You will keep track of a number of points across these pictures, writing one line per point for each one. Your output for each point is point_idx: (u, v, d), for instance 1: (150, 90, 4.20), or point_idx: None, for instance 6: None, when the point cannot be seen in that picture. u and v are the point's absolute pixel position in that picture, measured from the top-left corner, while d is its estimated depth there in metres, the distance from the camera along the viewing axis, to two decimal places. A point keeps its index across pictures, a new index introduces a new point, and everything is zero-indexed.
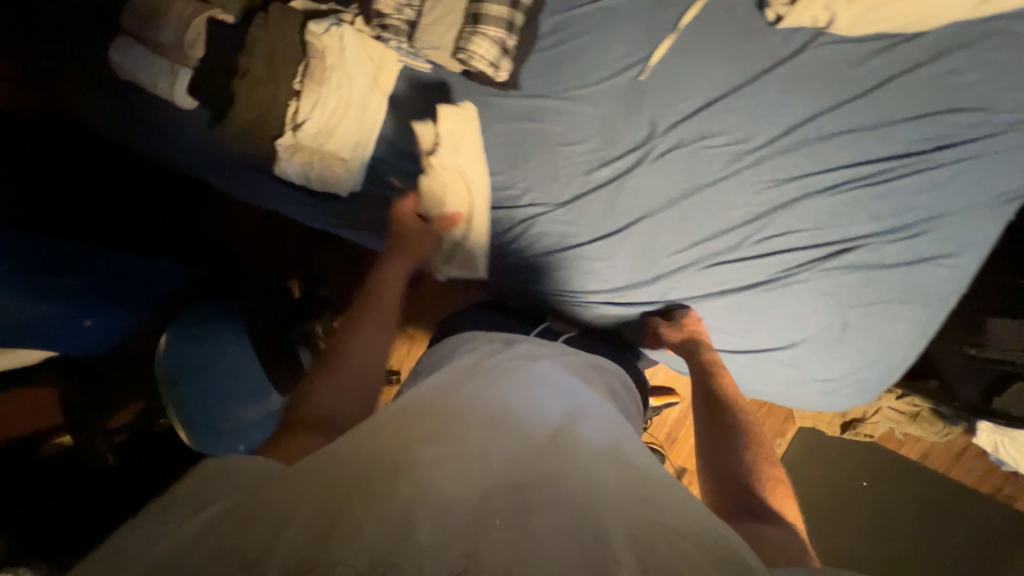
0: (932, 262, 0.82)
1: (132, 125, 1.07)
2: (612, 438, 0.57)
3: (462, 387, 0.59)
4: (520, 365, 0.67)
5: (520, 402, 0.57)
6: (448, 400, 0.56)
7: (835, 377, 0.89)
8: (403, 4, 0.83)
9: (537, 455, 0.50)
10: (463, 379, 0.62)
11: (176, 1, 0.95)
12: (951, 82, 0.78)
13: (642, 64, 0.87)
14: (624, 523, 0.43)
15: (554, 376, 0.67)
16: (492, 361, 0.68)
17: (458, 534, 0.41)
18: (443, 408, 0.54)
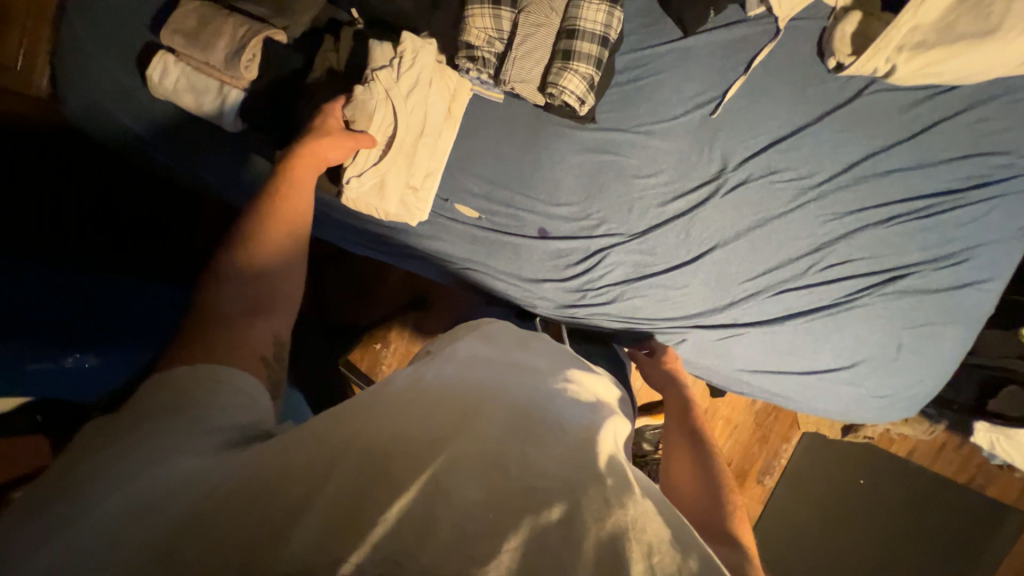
0: (972, 287, 0.92)
1: (163, 147, 0.98)
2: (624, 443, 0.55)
3: (492, 376, 0.57)
4: (547, 364, 0.65)
5: (540, 396, 0.54)
6: (476, 386, 0.53)
7: (890, 393, 0.96)
8: (494, 38, 0.83)
9: (551, 445, 0.46)
10: (490, 367, 0.60)
11: (227, 17, 0.88)
12: (984, 128, 0.89)
13: (715, 102, 0.92)
14: (641, 542, 0.40)
15: (572, 376, 0.64)
16: (512, 355, 0.65)
17: (467, 533, 0.37)
18: (472, 394, 0.51)
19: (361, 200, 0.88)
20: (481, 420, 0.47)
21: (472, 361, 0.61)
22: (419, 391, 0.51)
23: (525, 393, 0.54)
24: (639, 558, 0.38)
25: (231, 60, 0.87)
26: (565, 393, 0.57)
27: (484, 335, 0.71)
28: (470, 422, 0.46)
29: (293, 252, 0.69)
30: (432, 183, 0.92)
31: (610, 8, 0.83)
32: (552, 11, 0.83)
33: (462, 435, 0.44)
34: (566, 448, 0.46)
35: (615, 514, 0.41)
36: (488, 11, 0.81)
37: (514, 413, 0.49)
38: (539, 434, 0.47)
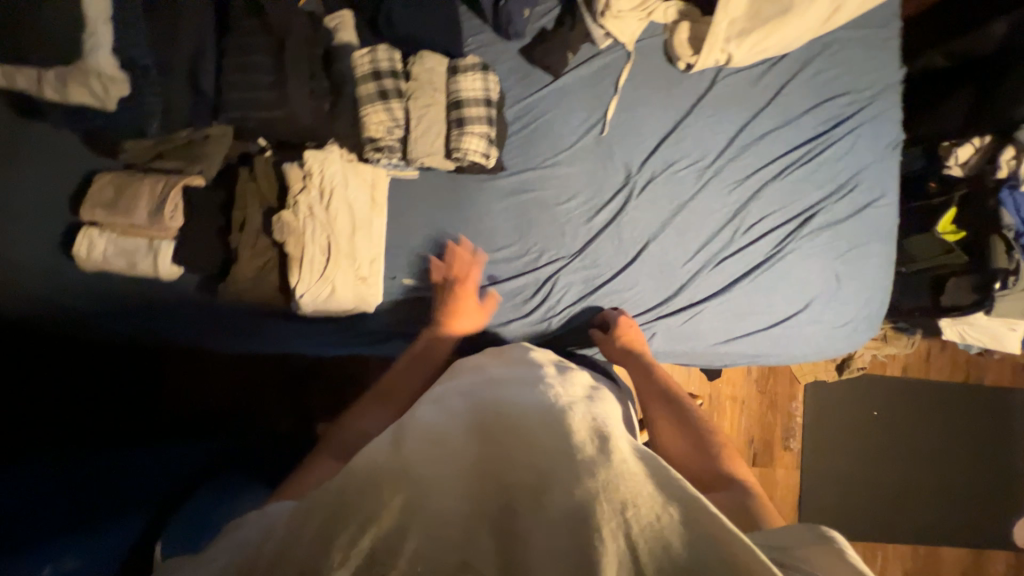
0: (871, 207, 1.03)
1: (106, 313, 0.98)
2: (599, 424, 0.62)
3: (472, 399, 0.67)
4: (524, 372, 0.75)
5: (518, 407, 0.62)
6: (459, 418, 0.62)
7: (849, 320, 1.02)
8: (392, 126, 0.91)
9: (526, 445, 0.54)
10: (469, 391, 0.70)
11: (141, 177, 0.92)
12: (822, 79, 1.04)
13: (601, 122, 1.03)
14: (609, 502, 0.46)
15: (550, 381, 0.72)
16: (495, 378, 0.73)
17: (455, 539, 0.45)
18: (450, 420, 0.61)
19: (321, 303, 0.91)
20: (460, 440, 0.57)
21: (456, 394, 0.70)
22: (408, 424, 0.61)
23: (501, 407, 0.63)
24: (610, 516, 0.45)
25: (154, 215, 0.90)
26: (542, 396, 0.65)
27: (466, 366, 0.82)
28: (450, 444, 0.56)
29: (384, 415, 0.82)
30: (379, 267, 0.96)
31: (483, 75, 0.94)
32: (435, 91, 0.93)
33: (444, 454, 0.54)
34: (535, 438, 0.56)
35: (586, 485, 0.48)
36: (380, 107, 0.89)
37: (488, 425, 0.59)
38: (510, 435, 0.57)
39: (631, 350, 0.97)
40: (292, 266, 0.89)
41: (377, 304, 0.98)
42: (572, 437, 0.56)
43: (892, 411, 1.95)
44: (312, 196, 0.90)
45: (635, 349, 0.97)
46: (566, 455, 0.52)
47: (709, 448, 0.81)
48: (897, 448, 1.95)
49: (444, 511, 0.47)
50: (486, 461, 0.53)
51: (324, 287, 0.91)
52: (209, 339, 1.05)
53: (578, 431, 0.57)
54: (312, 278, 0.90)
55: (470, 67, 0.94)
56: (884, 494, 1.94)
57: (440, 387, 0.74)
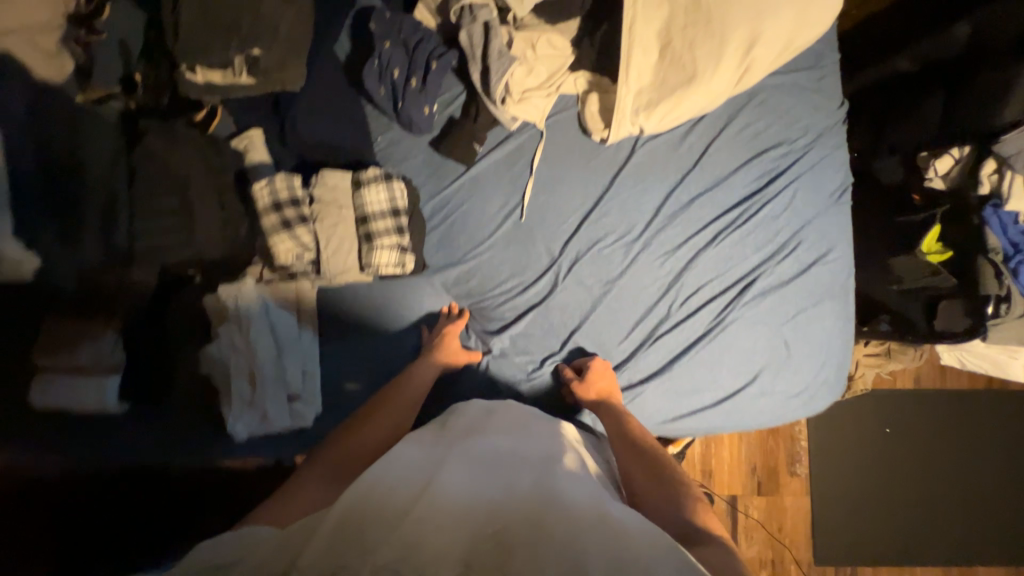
0: (819, 263, 0.95)
1: (59, 449, 0.99)
2: (586, 487, 0.68)
3: (468, 446, 0.74)
4: (511, 434, 0.80)
5: (509, 473, 0.67)
6: (450, 475, 0.65)
7: (803, 387, 0.96)
8: (302, 250, 0.90)
9: (523, 505, 0.60)
10: (461, 445, 0.75)
11: (79, 320, 0.96)
12: (749, 132, 0.96)
13: (520, 207, 1.01)
14: (593, 546, 0.54)
15: (535, 445, 0.77)
16: (480, 440, 0.77)
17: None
18: (451, 463, 0.68)
19: (256, 430, 0.94)
20: (460, 482, 0.63)
21: (442, 453, 0.72)
22: (411, 470, 0.67)
23: (493, 472, 0.67)
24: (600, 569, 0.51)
25: (95, 356, 0.95)
26: (531, 463, 0.71)
27: (454, 411, 0.89)
28: (451, 485, 0.62)
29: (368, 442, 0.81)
30: (311, 381, 0.98)
31: (388, 184, 0.93)
32: (341, 208, 0.92)
33: (447, 489, 0.61)
34: (528, 489, 0.63)
35: (574, 529, 0.56)
36: (286, 236, 0.89)
37: (483, 475, 0.66)
38: (505, 484, 0.64)
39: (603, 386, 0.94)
40: (222, 399, 0.94)
41: (315, 416, 1.00)
42: (560, 487, 0.64)
43: (908, 425, 1.82)
44: (232, 327, 0.92)
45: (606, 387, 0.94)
46: (554, 502, 0.61)
47: (683, 500, 0.75)
48: (919, 464, 1.81)
49: (446, 538, 0.53)
50: (488, 500, 0.60)
51: (258, 409, 0.94)
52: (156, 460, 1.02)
53: (564, 484, 0.65)
54: (241, 407, 0.93)
55: (374, 179, 0.93)
56: (908, 516, 1.81)
57: (431, 438, 0.79)
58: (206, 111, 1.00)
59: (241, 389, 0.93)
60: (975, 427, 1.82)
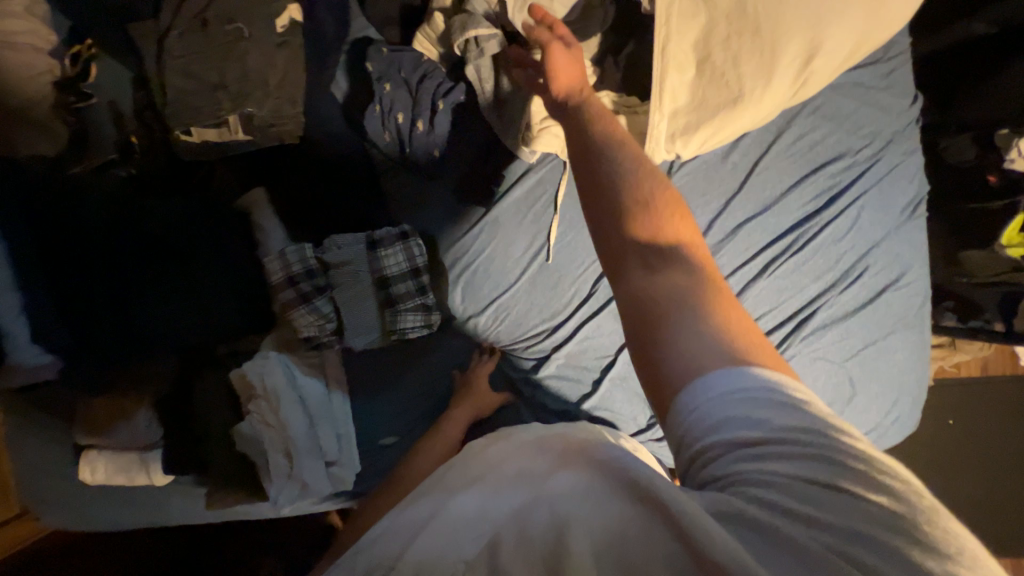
0: (890, 290, 0.84)
1: (115, 516, 1.03)
2: (589, 464, 0.51)
3: (475, 460, 0.63)
4: (513, 440, 0.64)
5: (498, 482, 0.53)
6: (431, 504, 0.53)
7: (873, 428, 0.87)
8: (322, 322, 0.85)
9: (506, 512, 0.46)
10: (458, 471, 0.61)
11: (118, 400, 0.96)
12: (804, 145, 0.83)
13: (546, 248, 0.93)
14: (586, 525, 0.41)
15: (536, 440, 0.62)
16: (476, 458, 0.62)
17: None
18: (455, 481, 0.58)
19: (298, 500, 0.93)
20: (459, 493, 0.53)
21: (435, 486, 0.60)
22: (406, 511, 0.56)
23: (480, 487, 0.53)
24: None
25: (138, 432, 0.96)
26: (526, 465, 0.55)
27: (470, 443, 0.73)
28: (451, 499, 0.53)
29: (372, 511, 0.83)
30: (348, 445, 0.96)
31: (404, 242, 0.87)
32: (357, 272, 0.86)
33: (445, 503, 0.52)
34: (526, 494, 0.48)
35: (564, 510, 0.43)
36: (304, 310, 0.84)
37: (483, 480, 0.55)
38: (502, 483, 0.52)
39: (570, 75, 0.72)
40: (262, 474, 0.91)
41: (354, 477, 0.98)
42: (556, 469, 0.51)
43: (975, 418, 1.68)
44: (260, 402, 0.89)
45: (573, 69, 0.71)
46: (546, 489, 0.48)
47: (655, 214, 0.59)
48: (993, 457, 1.68)
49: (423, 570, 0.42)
50: (482, 502, 0.50)
51: (297, 481, 0.92)
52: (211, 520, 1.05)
53: (568, 463, 0.52)
54: (281, 480, 0.91)
55: (389, 237, 0.87)
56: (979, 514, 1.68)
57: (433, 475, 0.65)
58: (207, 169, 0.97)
59: (279, 464, 0.90)
60: None
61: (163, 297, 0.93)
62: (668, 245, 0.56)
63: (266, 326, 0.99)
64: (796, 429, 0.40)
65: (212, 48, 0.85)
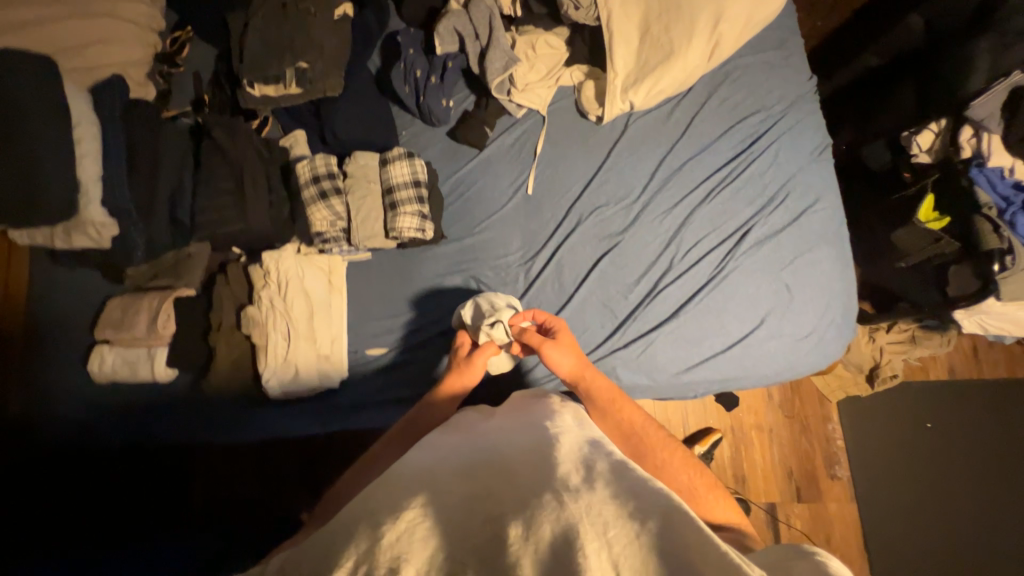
0: (809, 212, 1.02)
1: (116, 421, 1.09)
2: (587, 465, 0.60)
3: (470, 442, 0.69)
4: (517, 428, 0.72)
5: (508, 467, 0.60)
6: (432, 472, 0.60)
7: (811, 329, 0.99)
8: (335, 219, 1.03)
9: (519, 493, 0.55)
10: (462, 445, 0.68)
11: (142, 299, 1.07)
12: (728, 104, 1.08)
13: (527, 182, 1.12)
14: (592, 525, 0.48)
15: (541, 428, 0.69)
16: (479, 440, 0.69)
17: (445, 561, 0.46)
18: (456, 460, 0.64)
19: (289, 386, 1.01)
20: (457, 478, 0.59)
21: (436, 454, 0.66)
22: (413, 466, 0.63)
23: (490, 469, 0.60)
24: (596, 549, 0.46)
25: (150, 327, 1.05)
26: (529, 454, 0.63)
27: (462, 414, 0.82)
28: (444, 470, 0.61)
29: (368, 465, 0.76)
30: (340, 346, 1.05)
31: (410, 161, 1.06)
32: (370, 183, 1.05)
33: (442, 488, 0.56)
34: (538, 477, 0.57)
35: (567, 510, 0.50)
36: (322, 205, 1.02)
37: (478, 475, 0.60)
38: (503, 477, 0.58)
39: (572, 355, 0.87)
40: (260, 357, 1.01)
41: (341, 377, 1.06)
42: (558, 471, 0.57)
43: (951, 421, 1.72)
44: (271, 290, 1.02)
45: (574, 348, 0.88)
46: (545, 489, 0.54)
47: (714, 508, 0.73)
48: (973, 462, 1.69)
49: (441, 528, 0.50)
50: (484, 499, 0.54)
51: (289, 367, 1.01)
52: (203, 430, 1.09)
53: (565, 464, 0.59)
54: (278, 363, 1.01)
55: (398, 157, 1.06)
56: (976, 526, 1.63)
57: (436, 438, 0.73)
58: (259, 121, 1.18)
59: (277, 346, 1.01)
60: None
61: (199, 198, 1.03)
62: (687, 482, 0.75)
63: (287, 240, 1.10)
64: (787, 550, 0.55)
65: (284, 24, 1.13)
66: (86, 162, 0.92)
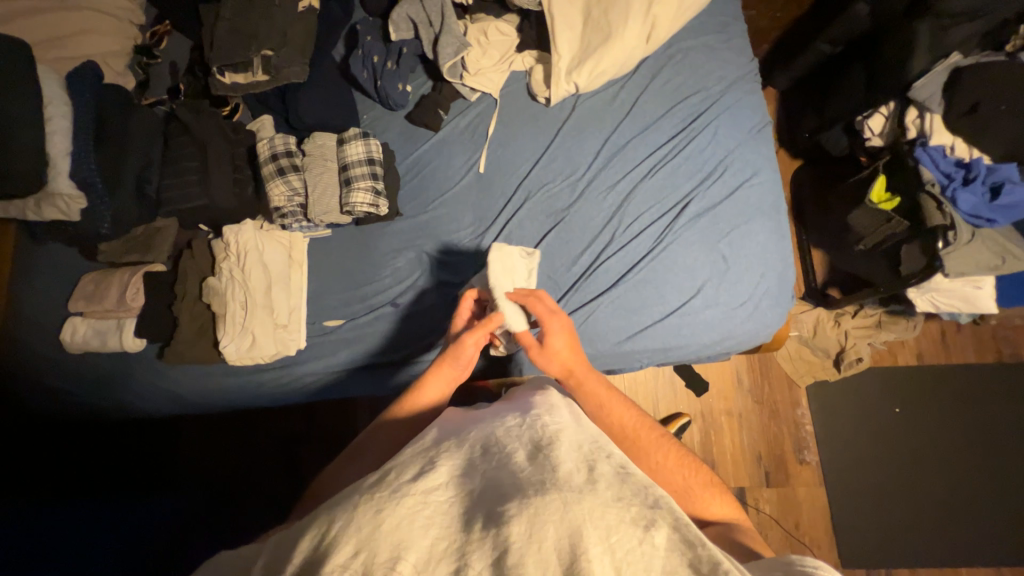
0: (745, 186, 1.07)
1: (89, 389, 1.15)
2: (587, 456, 0.52)
3: (463, 428, 0.61)
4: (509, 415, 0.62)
5: (498, 461, 0.51)
6: (409, 465, 0.51)
7: (745, 298, 1.03)
8: (292, 194, 1.09)
9: (512, 487, 0.46)
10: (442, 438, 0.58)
11: (115, 273, 1.13)
12: (670, 85, 1.12)
13: (479, 161, 1.17)
14: (597, 529, 0.41)
15: (539, 415, 0.60)
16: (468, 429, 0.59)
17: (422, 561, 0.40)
18: (448, 445, 0.56)
19: (245, 352, 1.05)
20: (441, 472, 0.49)
21: (417, 448, 0.56)
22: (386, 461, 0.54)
23: (479, 465, 0.51)
24: (598, 548, 0.40)
25: (120, 299, 1.10)
26: (523, 444, 0.53)
27: (453, 410, 0.72)
28: (421, 464, 0.51)
29: (350, 468, 0.71)
30: (297, 316, 1.10)
31: (366, 141, 1.11)
32: (327, 161, 1.11)
33: (434, 475, 0.49)
34: (533, 471, 0.48)
35: (570, 511, 0.42)
36: (280, 181, 1.08)
37: (465, 469, 0.51)
38: (492, 472, 0.49)
39: (561, 356, 0.84)
40: (219, 325, 1.06)
41: (297, 347, 1.10)
42: (556, 469, 0.48)
43: (919, 406, 1.73)
44: (232, 261, 1.07)
45: (565, 349, 0.84)
46: (544, 484, 0.46)
47: (705, 504, 0.75)
48: (941, 446, 1.69)
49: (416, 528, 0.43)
50: (479, 492, 0.47)
51: (245, 334, 1.05)
52: (172, 399, 1.15)
53: (566, 462, 0.49)
54: (235, 330, 1.05)
55: (354, 137, 1.12)
56: (944, 511, 1.64)
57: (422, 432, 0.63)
58: (230, 107, 1.22)
59: (235, 314, 1.05)
60: (994, 403, 1.73)
61: (169, 178, 1.10)
62: (680, 480, 0.77)
63: (252, 215, 1.15)
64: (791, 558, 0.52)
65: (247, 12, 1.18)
66: (57, 138, 0.99)
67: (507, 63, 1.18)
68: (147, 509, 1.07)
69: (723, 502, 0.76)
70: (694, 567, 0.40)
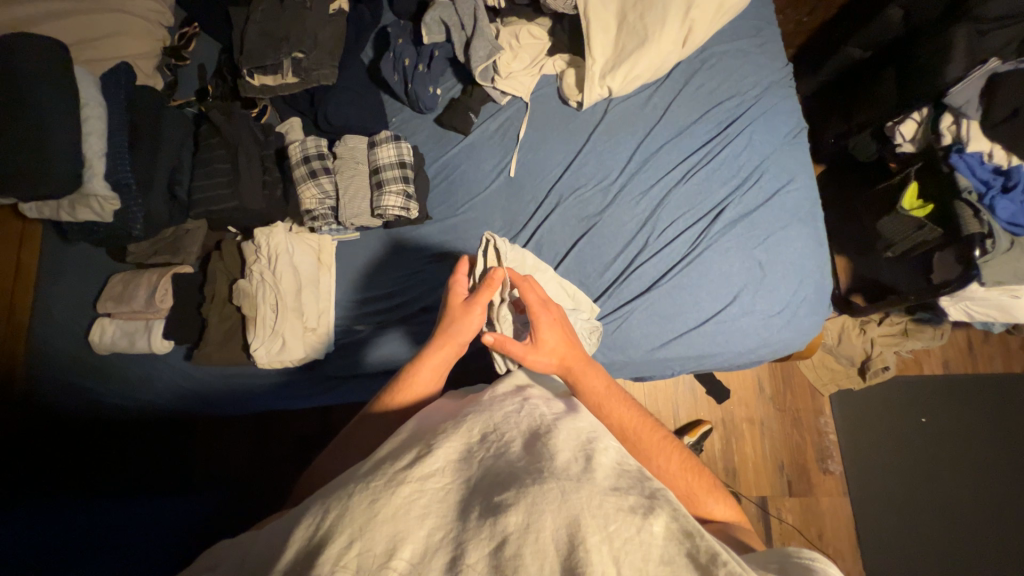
0: (780, 192, 1.06)
1: (117, 388, 1.14)
2: (583, 442, 0.50)
3: (455, 415, 0.58)
4: (493, 400, 0.60)
5: (489, 448, 0.49)
6: (404, 452, 0.50)
7: (780, 306, 1.02)
8: (323, 198, 1.08)
9: (500, 479, 0.44)
10: (433, 424, 0.57)
11: (143, 276, 1.12)
12: (704, 90, 1.11)
13: (510, 165, 1.16)
14: (595, 518, 0.39)
15: (535, 405, 0.57)
16: (463, 414, 0.57)
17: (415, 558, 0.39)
18: (447, 428, 0.53)
19: (275, 356, 1.04)
20: (432, 459, 0.47)
21: (410, 436, 0.55)
22: (383, 450, 0.52)
23: (468, 451, 0.49)
24: (597, 543, 0.38)
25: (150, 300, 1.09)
26: (515, 432, 0.51)
27: (446, 399, 0.71)
28: (416, 451, 0.49)
29: (349, 453, 0.71)
30: (326, 320, 1.10)
31: (396, 144, 1.11)
32: (357, 164, 1.10)
33: (431, 461, 0.46)
34: (529, 459, 0.46)
35: (569, 499, 0.40)
36: (311, 184, 1.07)
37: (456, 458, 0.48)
38: (487, 458, 0.47)
39: (559, 350, 0.80)
40: (250, 327, 1.05)
41: (326, 351, 1.10)
42: (554, 457, 0.45)
43: (943, 416, 1.71)
44: (262, 264, 1.07)
45: (560, 343, 0.80)
46: (542, 472, 0.43)
47: (706, 505, 0.74)
48: (966, 456, 1.67)
49: (404, 523, 0.41)
50: (475, 479, 0.45)
51: (274, 335, 1.04)
52: (207, 405, 1.15)
53: (563, 450, 0.47)
54: (265, 334, 1.04)
55: (385, 140, 1.11)
56: (968, 521, 1.61)
57: (421, 419, 0.62)
58: (258, 110, 1.21)
59: (266, 316, 1.04)
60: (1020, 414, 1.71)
61: (203, 181, 1.09)
62: (684, 483, 0.75)
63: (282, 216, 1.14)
64: (779, 553, 0.51)
65: (280, 15, 1.17)
66: (93, 141, 0.99)
67: (537, 68, 1.17)
68: (169, 505, 1.04)
69: (723, 502, 0.75)
70: (691, 556, 0.38)
